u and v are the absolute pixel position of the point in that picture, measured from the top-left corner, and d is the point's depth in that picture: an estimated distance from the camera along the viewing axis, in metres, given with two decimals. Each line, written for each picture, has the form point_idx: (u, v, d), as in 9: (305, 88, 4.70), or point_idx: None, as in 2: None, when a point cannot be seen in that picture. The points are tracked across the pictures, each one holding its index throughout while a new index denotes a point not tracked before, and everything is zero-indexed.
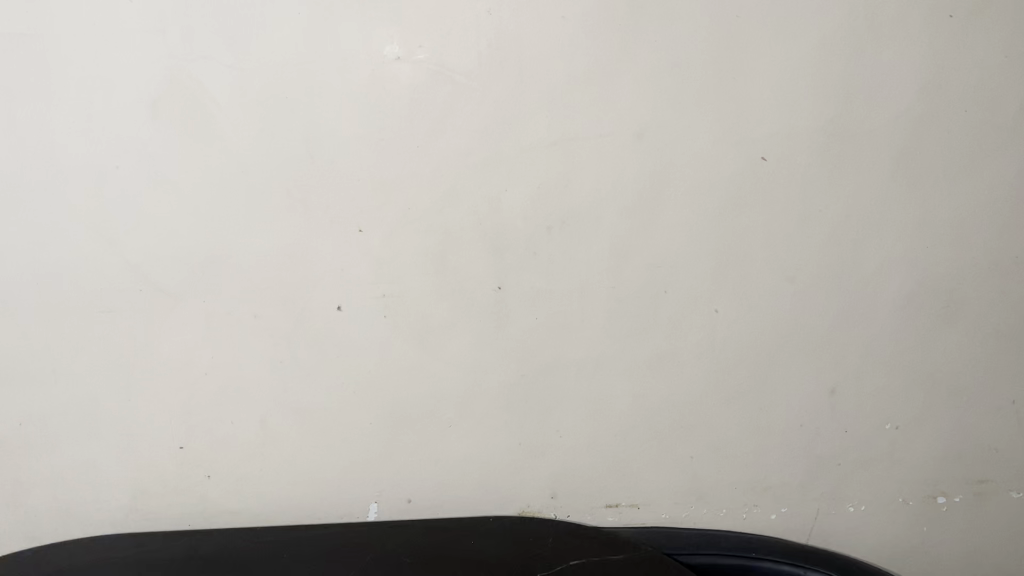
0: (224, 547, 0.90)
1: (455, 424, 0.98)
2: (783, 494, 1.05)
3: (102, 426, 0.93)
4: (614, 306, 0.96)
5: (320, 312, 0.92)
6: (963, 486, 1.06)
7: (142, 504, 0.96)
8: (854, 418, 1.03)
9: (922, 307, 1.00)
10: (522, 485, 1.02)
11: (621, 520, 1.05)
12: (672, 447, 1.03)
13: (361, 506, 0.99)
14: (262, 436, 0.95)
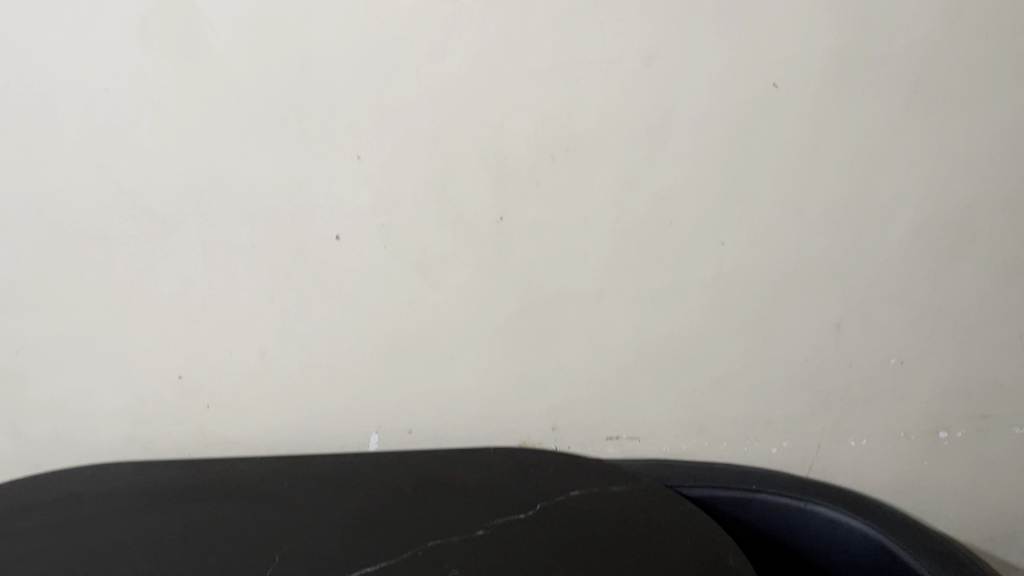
0: (230, 473, 0.94)
1: (456, 356, 1.00)
2: (784, 427, 1.06)
3: (99, 356, 0.96)
4: (618, 239, 0.94)
5: (318, 244, 0.92)
6: (966, 421, 1.06)
7: (141, 431, 1.01)
8: (858, 352, 1.02)
9: (933, 240, 0.97)
10: (522, 415, 1.04)
11: (621, 452, 1.07)
12: (672, 379, 1.03)
13: (362, 435, 1.04)
14: (262, 367, 0.99)
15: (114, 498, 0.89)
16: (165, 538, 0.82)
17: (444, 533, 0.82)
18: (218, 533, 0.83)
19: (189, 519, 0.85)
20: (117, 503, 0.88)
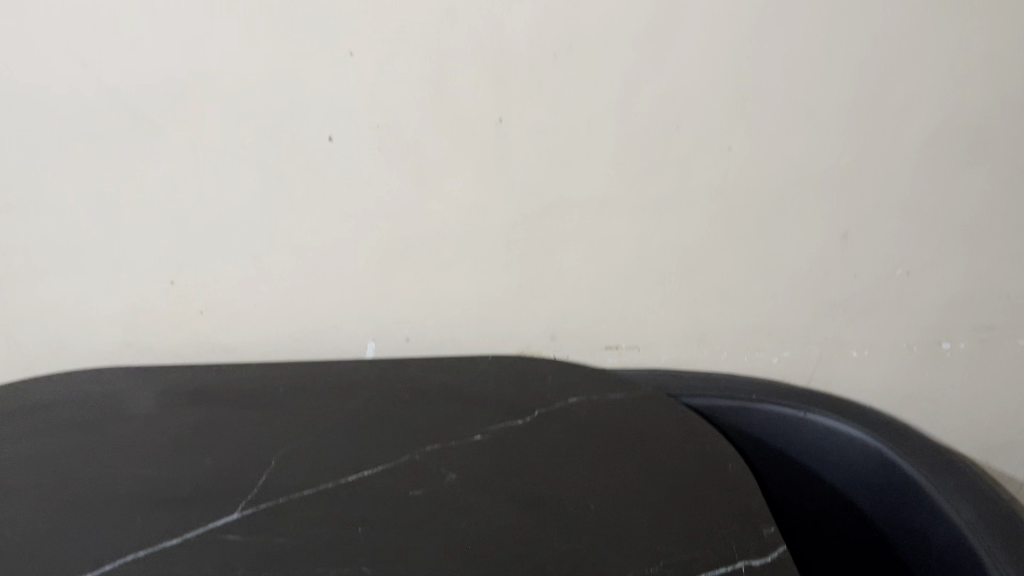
0: (226, 378, 0.93)
1: (455, 264, 0.98)
2: (786, 337, 1.05)
3: (88, 260, 0.94)
4: (621, 142, 0.91)
5: (311, 146, 0.89)
6: (970, 333, 1.04)
7: (134, 336, 1.00)
8: (864, 262, 1.00)
9: (947, 147, 0.93)
10: (522, 323, 1.03)
11: (620, 361, 1.07)
12: (674, 289, 1.01)
13: (360, 342, 1.03)
14: (256, 273, 0.97)
15: (109, 402, 0.88)
16: (161, 442, 0.82)
17: (442, 439, 0.82)
18: (215, 437, 0.82)
19: (185, 423, 0.85)
20: (112, 406, 0.87)
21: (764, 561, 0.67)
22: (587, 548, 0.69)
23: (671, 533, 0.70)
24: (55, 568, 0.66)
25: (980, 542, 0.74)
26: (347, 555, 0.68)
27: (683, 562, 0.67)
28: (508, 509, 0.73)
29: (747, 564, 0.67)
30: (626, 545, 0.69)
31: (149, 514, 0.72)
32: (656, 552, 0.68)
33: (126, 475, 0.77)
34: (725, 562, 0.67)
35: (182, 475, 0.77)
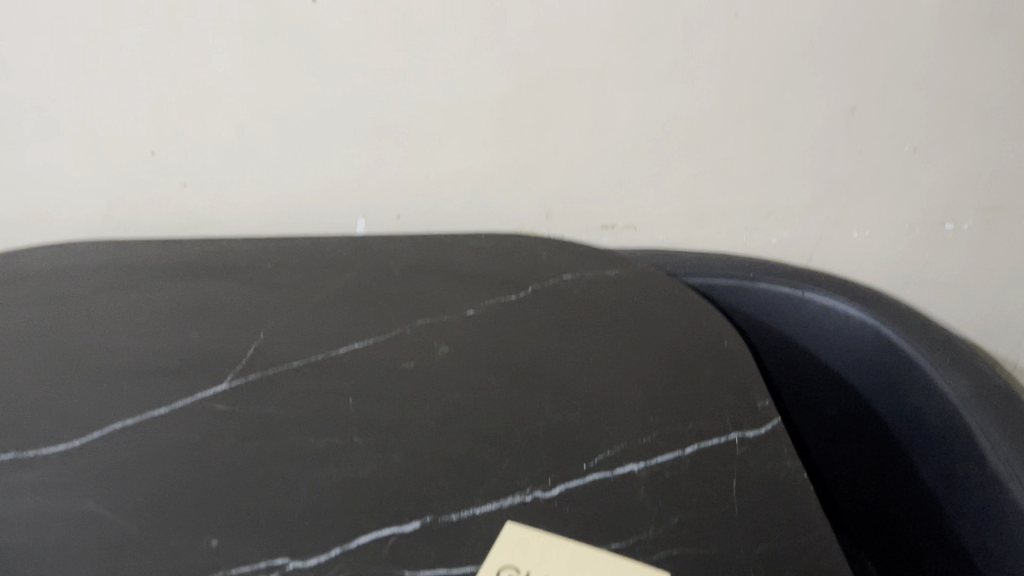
0: (211, 250, 0.91)
1: (447, 137, 0.94)
2: (786, 217, 1.02)
3: (63, 129, 0.91)
4: (622, 6, 0.85)
5: (293, 7, 0.83)
6: (976, 213, 1.02)
7: (117, 208, 0.98)
8: (870, 137, 0.96)
9: (967, 17, 0.87)
10: (516, 200, 1.00)
11: (616, 240, 1.05)
12: (674, 165, 0.98)
13: (350, 217, 1.01)
14: (240, 144, 0.93)
15: (92, 274, 0.86)
16: (147, 313, 0.80)
17: (434, 313, 0.81)
18: (202, 309, 0.81)
19: (171, 295, 0.83)
20: (96, 278, 0.86)
21: (757, 433, 0.67)
22: (579, 420, 0.68)
23: (664, 406, 0.69)
24: (41, 435, 0.66)
25: (972, 416, 0.73)
26: (338, 425, 0.67)
27: (676, 435, 0.67)
28: (500, 382, 0.72)
29: (740, 436, 0.66)
30: (619, 417, 0.68)
31: (136, 383, 0.71)
32: (649, 425, 0.67)
33: (112, 345, 0.76)
34: (718, 434, 0.66)
35: (167, 346, 0.76)
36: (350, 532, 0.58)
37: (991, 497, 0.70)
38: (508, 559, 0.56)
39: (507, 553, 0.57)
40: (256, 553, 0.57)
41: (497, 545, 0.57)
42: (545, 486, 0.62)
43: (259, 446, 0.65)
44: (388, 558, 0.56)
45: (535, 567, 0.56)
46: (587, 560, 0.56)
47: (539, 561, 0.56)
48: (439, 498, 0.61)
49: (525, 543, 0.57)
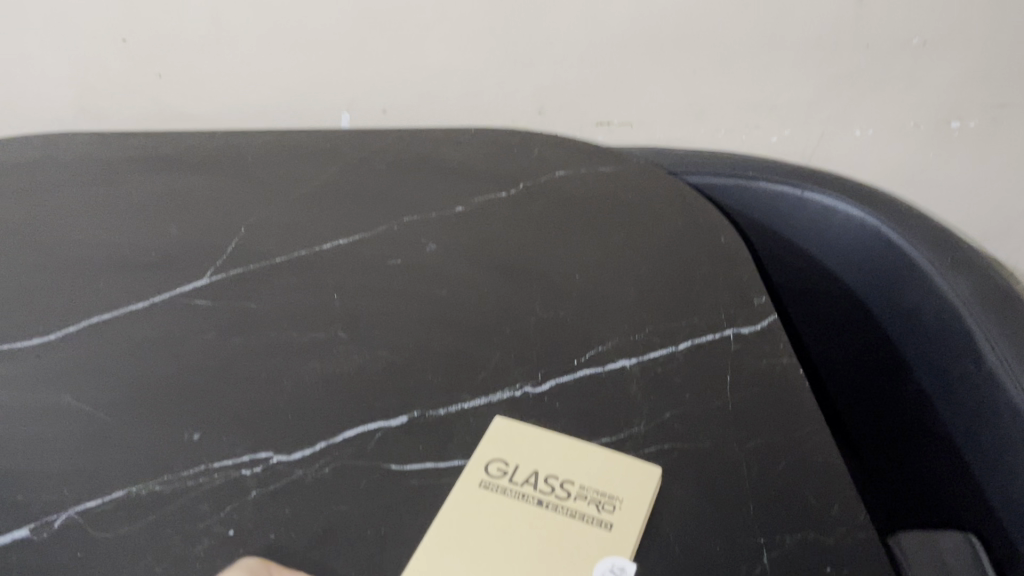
0: (189, 143, 0.87)
1: (434, 26, 0.89)
2: (788, 114, 0.99)
3: (29, 13, 0.86)
4: None
5: None
6: (983, 111, 0.98)
7: (90, 99, 0.93)
8: (878, 30, 0.91)
9: None
10: (508, 94, 0.96)
11: (611, 138, 1.01)
12: (672, 58, 0.94)
13: (334, 111, 0.97)
14: (215, 33, 0.88)
15: (65, 167, 0.83)
16: (123, 207, 0.77)
17: (421, 209, 0.78)
18: (180, 204, 0.78)
19: (148, 189, 0.80)
20: (70, 171, 0.82)
21: (753, 330, 0.65)
22: (571, 317, 0.66)
23: (658, 303, 0.68)
24: (14, 328, 0.64)
25: (971, 317, 0.71)
26: (322, 321, 0.65)
27: (669, 332, 0.65)
28: (490, 279, 0.70)
29: (735, 333, 0.65)
30: (611, 314, 0.66)
31: (112, 278, 0.69)
32: (642, 322, 0.66)
33: (87, 239, 0.73)
34: (713, 331, 0.65)
35: (144, 240, 0.73)
36: (335, 427, 0.57)
37: (984, 396, 0.69)
38: (497, 452, 0.55)
39: (496, 447, 0.55)
40: (238, 447, 0.55)
41: (486, 439, 0.56)
42: (535, 382, 0.61)
43: (241, 341, 0.63)
44: (374, 452, 0.55)
45: (524, 459, 0.55)
46: (578, 452, 0.55)
47: (529, 453, 0.55)
48: (426, 393, 0.60)
49: (514, 437, 0.56)
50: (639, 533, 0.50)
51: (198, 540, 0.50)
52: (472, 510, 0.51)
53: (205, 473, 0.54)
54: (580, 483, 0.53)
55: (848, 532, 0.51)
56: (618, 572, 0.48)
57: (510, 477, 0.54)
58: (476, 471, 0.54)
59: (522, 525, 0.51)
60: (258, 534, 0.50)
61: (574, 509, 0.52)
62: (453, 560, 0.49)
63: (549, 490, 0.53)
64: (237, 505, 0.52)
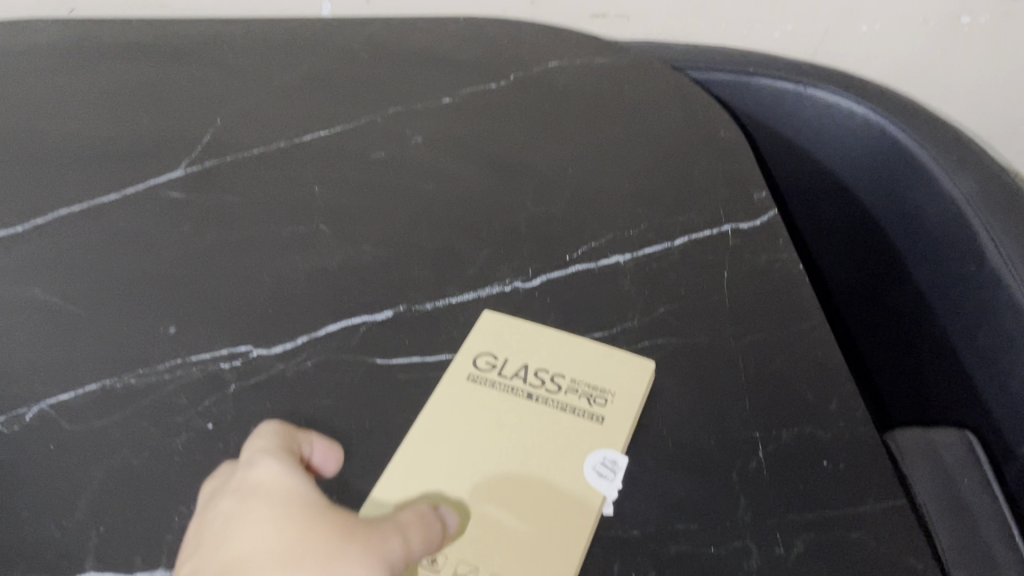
0: (162, 30, 0.82)
1: None
2: (792, 8, 0.94)
3: None
4: None
5: None
6: (994, 8, 0.92)
7: None
8: None
9: None
10: None
11: (606, 31, 0.97)
12: None
13: None
14: None
15: (29, 55, 0.78)
16: (93, 97, 0.73)
17: (407, 100, 0.74)
18: (153, 93, 0.74)
19: (119, 78, 0.76)
20: (35, 58, 0.78)
21: (752, 225, 0.63)
22: (563, 212, 0.63)
23: (654, 198, 0.65)
24: None
25: (975, 214, 0.67)
26: (303, 214, 0.62)
27: (665, 227, 0.62)
28: (478, 172, 0.67)
29: (734, 229, 0.62)
30: (605, 208, 0.64)
31: (81, 169, 0.65)
32: (637, 216, 0.63)
33: (55, 129, 0.69)
34: (710, 226, 0.62)
35: (114, 130, 0.69)
36: (317, 320, 0.55)
37: (984, 294, 0.66)
38: (484, 347, 0.53)
39: (483, 341, 0.54)
40: (216, 341, 0.53)
41: (473, 333, 0.54)
42: (525, 278, 0.58)
43: (218, 234, 0.60)
44: (358, 346, 0.53)
45: (513, 353, 0.53)
46: (569, 346, 0.53)
47: (518, 347, 0.53)
48: (412, 287, 0.57)
49: (503, 331, 0.54)
50: (631, 426, 0.49)
51: (176, 433, 0.48)
52: (459, 404, 0.50)
53: (182, 367, 0.52)
54: (571, 377, 0.51)
55: (847, 427, 0.49)
56: (610, 464, 0.47)
57: (498, 371, 0.52)
58: (463, 366, 0.52)
59: (511, 418, 0.49)
60: (238, 427, 0.49)
61: (565, 403, 0.50)
62: (439, 454, 0.47)
63: (539, 383, 0.51)
64: (217, 397, 0.50)
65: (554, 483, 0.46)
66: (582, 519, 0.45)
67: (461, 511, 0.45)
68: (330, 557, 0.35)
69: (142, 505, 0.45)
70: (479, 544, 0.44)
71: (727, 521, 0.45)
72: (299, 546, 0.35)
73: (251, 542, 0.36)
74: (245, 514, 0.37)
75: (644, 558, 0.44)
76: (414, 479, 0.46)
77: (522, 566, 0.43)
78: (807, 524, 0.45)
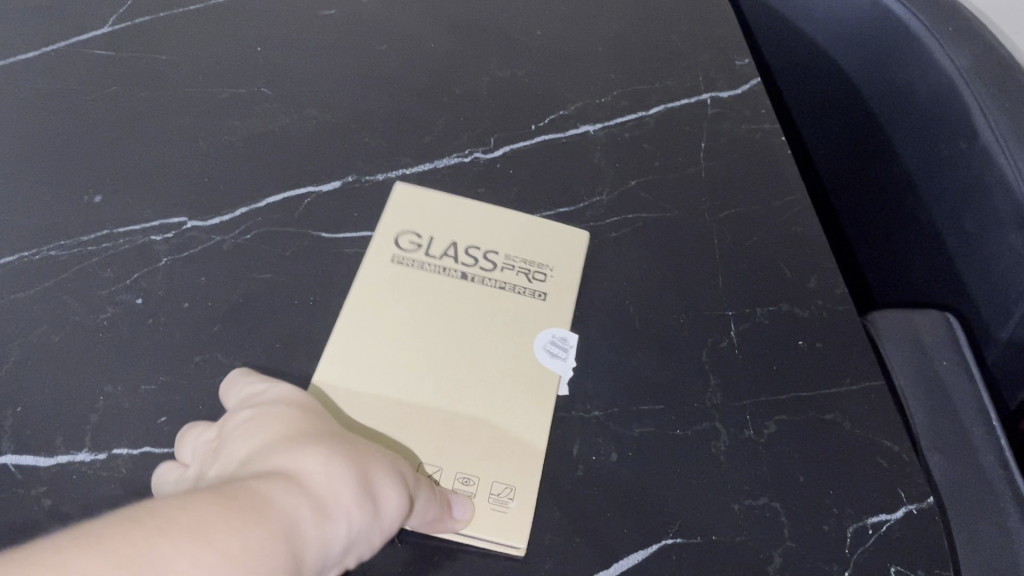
0: None
1: None
2: None
3: None
4: None
5: None
6: None
7: None
8: None
9: None
10: None
11: None
12: None
13: None
14: None
15: None
16: None
17: None
18: None
19: None
20: None
21: (733, 95, 0.58)
22: (530, 76, 0.58)
23: (628, 64, 0.60)
24: None
25: (969, 89, 0.60)
26: (242, 76, 0.56)
27: (640, 95, 0.58)
28: (438, 33, 0.61)
29: (713, 98, 0.58)
30: (577, 74, 0.59)
31: None
32: (610, 84, 0.58)
33: None
34: (688, 95, 0.58)
35: None
36: (259, 190, 0.50)
37: (975, 175, 0.61)
38: (404, 223, 0.49)
39: (401, 217, 0.49)
40: (147, 212, 0.49)
41: (390, 209, 0.50)
42: (487, 148, 0.54)
43: (149, 97, 0.54)
44: (302, 218, 0.49)
45: (437, 229, 0.49)
46: (494, 216, 0.50)
47: (442, 221, 0.49)
48: (363, 155, 0.53)
49: (421, 204, 0.50)
50: (574, 298, 0.47)
51: (102, 308, 0.44)
52: (390, 286, 0.46)
53: (109, 239, 0.47)
54: (505, 253, 0.49)
55: (823, 307, 0.48)
56: (560, 341, 0.45)
57: (426, 249, 0.48)
58: (385, 246, 0.48)
59: (450, 300, 0.46)
60: (170, 302, 0.45)
61: (503, 281, 0.47)
62: (378, 343, 0.44)
63: (473, 262, 0.48)
64: (146, 272, 0.46)
65: (509, 370, 0.44)
66: (542, 406, 0.43)
67: (415, 404, 0.42)
68: (357, 446, 0.33)
69: (64, 384, 0.41)
70: (436, 439, 0.41)
71: (695, 403, 0.44)
72: (327, 433, 0.33)
73: (296, 426, 0.33)
74: (278, 408, 0.34)
75: (605, 438, 0.42)
76: (352, 370, 0.43)
77: (487, 462, 0.41)
78: (778, 405, 0.44)
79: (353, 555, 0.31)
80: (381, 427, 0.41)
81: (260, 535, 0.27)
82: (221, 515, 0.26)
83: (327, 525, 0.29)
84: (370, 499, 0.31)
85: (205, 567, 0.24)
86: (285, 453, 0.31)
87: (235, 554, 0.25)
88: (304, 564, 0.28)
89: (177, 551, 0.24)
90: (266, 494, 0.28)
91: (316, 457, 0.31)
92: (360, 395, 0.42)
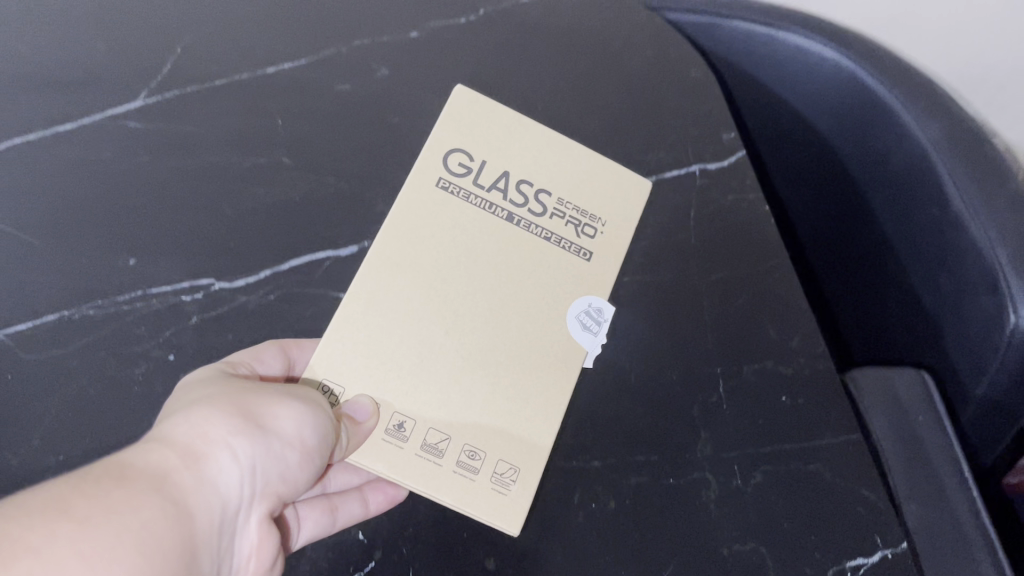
0: None
1: None
2: None
3: None
4: None
5: None
6: None
7: None
8: None
9: None
10: None
11: None
12: None
13: None
14: None
15: None
16: None
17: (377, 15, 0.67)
18: None
19: None
20: None
21: (720, 167, 0.62)
22: None
23: (625, 136, 0.64)
24: None
25: (942, 161, 0.65)
26: (264, 145, 0.59)
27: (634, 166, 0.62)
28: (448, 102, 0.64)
29: (701, 169, 0.62)
30: None
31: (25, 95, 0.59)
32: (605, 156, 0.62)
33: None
34: (678, 166, 0.62)
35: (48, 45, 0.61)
36: (280, 254, 0.54)
37: (949, 244, 0.65)
38: (456, 149, 0.55)
39: (456, 132, 0.56)
40: (178, 279, 0.53)
41: (444, 118, 0.56)
42: None
43: (178, 164, 0.57)
44: (323, 279, 0.54)
45: (490, 161, 0.56)
46: (550, 154, 0.57)
47: (499, 151, 0.56)
48: (375, 221, 0.57)
49: (475, 124, 0.57)
50: (614, 262, 0.55)
51: (137, 363, 0.49)
52: (433, 215, 0.53)
53: (143, 299, 0.51)
54: (557, 199, 0.55)
55: (806, 363, 0.52)
56: (596, 313, 0.52)
57: (475, 179, 0.55)
58: (438, 167, 0.54)
59: (486, 251, 0.53)
60: (200, 357, 0.50)
61: (552, 230, 0.54)
62: (409, 283, 0.51)
63: (524, 201, 0.55)
64: (178, 329, 0.51)
65: (537, 333, 0.51)
66: (561, 372, 0.50)
67: (442, 351, 0.49)
68: (229, 398, 0.39)
69: (102, 433, 0.47)
70: (457, 391, 0.48)
71: (686, 455, 0.49)
72: (208, 395, 0.39)
73: (178, 402, 0.40)
74: (177, 392, 0.41)
75: (604, 488, 0.48)
76: (383, 309, 0.50)
77: (497, 441, 0.48)
78: (764, 457, 0.49)
79: (259, 477, 0.38)
80: (393, 390, 0.48)
81: (140, 490, 0.32)
82: (80, 483, 0.31)
83: (201, 463, 0.35)
84: (243, 426, 0.38)
85: (60, 534, 0.29)
86: (160, 425, 0.38)
87: (121, 512, 0.31)
88: (195, 497, 0.34)
89: (33, 527, 0.29)
90: (136, 458, 0.34)
91: (190, 415, 0.37)
92: (385, 343, 0.49)
